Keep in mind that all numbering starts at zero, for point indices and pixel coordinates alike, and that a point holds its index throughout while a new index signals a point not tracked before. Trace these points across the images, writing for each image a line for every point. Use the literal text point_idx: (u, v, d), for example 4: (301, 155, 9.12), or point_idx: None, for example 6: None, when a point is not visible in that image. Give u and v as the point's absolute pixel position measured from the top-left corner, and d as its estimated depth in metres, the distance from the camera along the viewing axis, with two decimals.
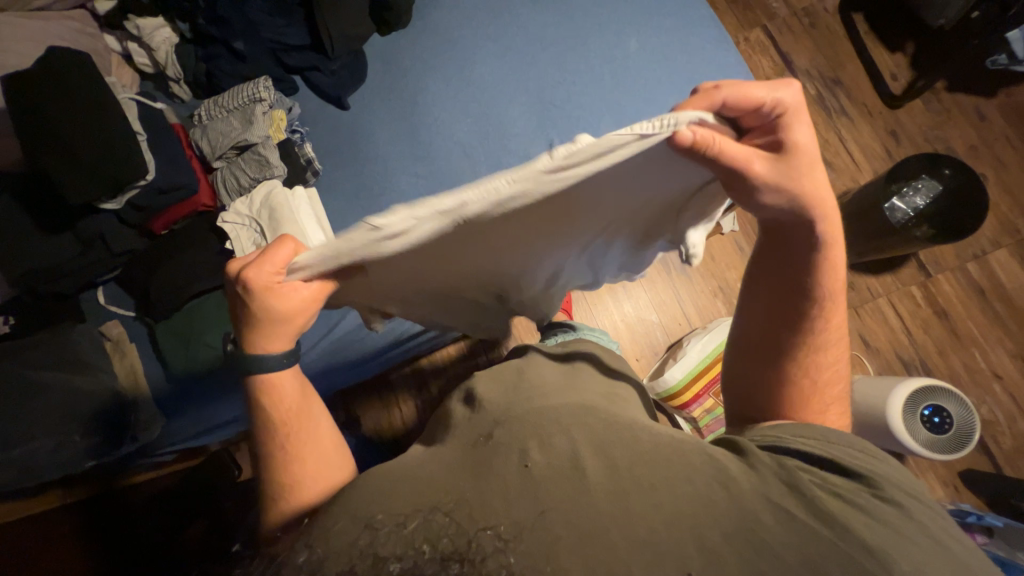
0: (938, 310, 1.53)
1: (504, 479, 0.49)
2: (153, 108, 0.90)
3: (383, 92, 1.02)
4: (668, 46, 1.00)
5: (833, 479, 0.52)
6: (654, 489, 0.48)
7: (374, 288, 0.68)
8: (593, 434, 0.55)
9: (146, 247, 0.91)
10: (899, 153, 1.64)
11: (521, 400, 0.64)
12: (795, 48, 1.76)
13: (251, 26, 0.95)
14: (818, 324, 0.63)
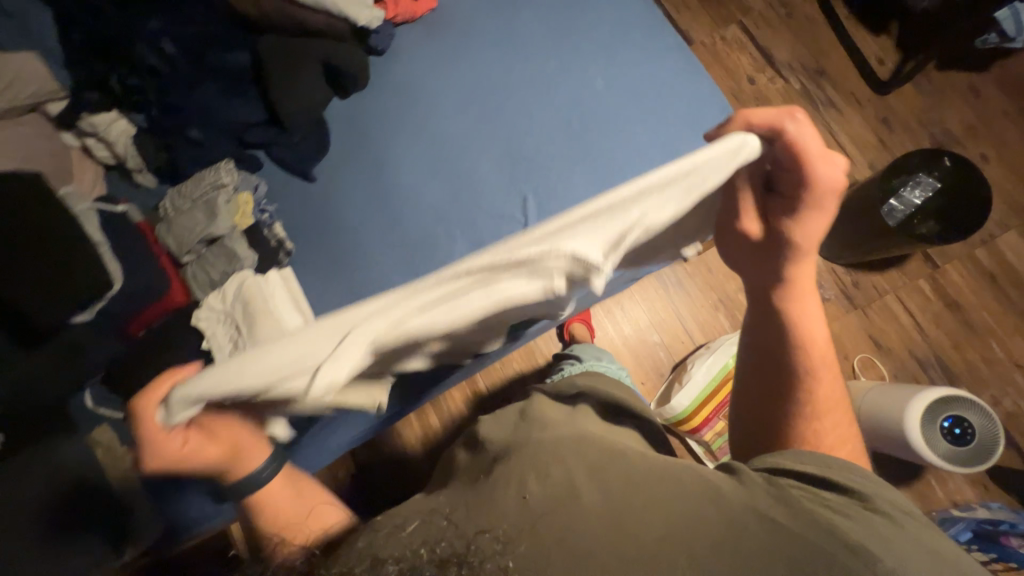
0: (949, 301, 1.47)
1: (504, 512, 0.48)
2: (115, 211, 0.88)
3: (350, 158, 0.99)
4: (638, 83, 0.96)
5: (825, 495, 0.53)
6: (646, 510, 0.48)
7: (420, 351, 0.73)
8: (585, 461, 0.55)
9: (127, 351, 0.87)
10: (894, 140, 1.58)
11: (521, 435, 0.65)
12: (774, 42, 1.70)
13: (203, 110, 0.91)
14: (810, 374, 0.67)
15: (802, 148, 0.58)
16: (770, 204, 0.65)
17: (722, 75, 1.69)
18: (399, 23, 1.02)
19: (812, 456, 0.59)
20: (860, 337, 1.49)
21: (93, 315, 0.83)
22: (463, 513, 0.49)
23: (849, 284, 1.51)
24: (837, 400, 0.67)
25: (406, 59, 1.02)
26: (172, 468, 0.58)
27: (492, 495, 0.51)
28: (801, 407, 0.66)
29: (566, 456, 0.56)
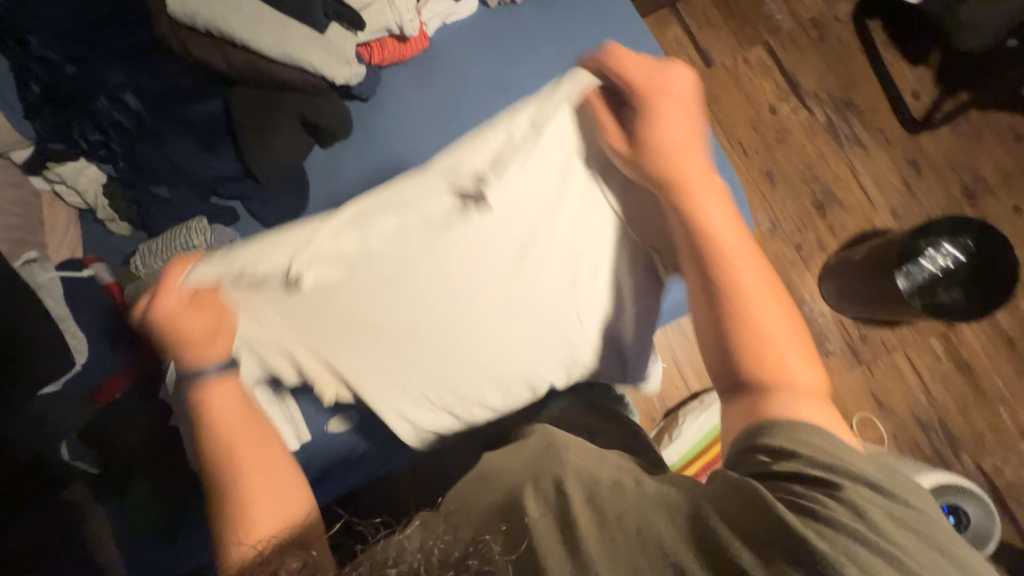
0: (960, 363, 1.40)
1: (496, 522, 0.48)
2: (79, 278, 0.85)
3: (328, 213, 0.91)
4: None
5: (803, 495, 0.45)
6: (634, 519, 0.46)
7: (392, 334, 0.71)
8: (580, 466, 0.53)
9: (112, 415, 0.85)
10: (921, 185, 1.47)
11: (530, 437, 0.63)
12: (802, 68, 1.57)
13: (174, 166, 0.87)
14: (731, 280, 0.64)
15: (625, 61, 0.66)
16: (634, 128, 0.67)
17: (741, 102, 1.57)
18: (386, 69, 0.95)
19: (826, 449, 0.49)
20: (862, 393, 1.43)
21: (60, 387, 0.79)
22: (462, 521, 0.49)
23: (856, 338, 1.45)
24: (778, 331, 0.63)
25: (396, 108, 0.94)
26: (164, 319, 0.63)
27: (492, 503, 0.52)
28: (727, 334, 0.64)
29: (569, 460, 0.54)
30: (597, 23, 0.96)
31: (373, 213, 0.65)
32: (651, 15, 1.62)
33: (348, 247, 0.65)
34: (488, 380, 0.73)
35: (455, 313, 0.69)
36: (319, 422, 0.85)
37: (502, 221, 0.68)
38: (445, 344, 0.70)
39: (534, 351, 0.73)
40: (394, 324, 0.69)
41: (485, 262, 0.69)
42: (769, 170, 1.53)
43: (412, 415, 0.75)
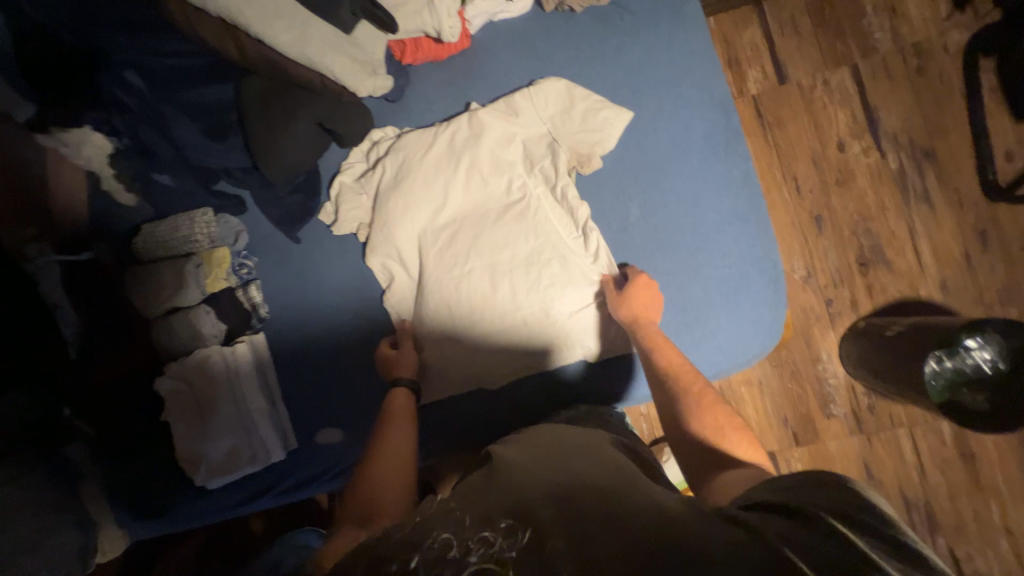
0: (964, 451, 1.37)
1: (499, 497, 0.52)
2: (79, 260, 0.87)
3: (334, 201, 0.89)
4: (647, 158, 0.83)
5: (782, 524, 0.45)
6: (628, 513, 0.47)
7: (403, 241, 0.86)
8: (594, 471, 0.55)
9: (121, 384, 0.90)
10: (982, 260, 1.35)
11: (564, 439, 0.64)
12: (887, 102, 1.38)
13: (178, 151, 0.84)
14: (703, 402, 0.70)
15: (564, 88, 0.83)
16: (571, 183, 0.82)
17: (808, 130, 1.40)
18: (417, 68, 0.89)
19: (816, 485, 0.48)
20: (853, 461, 1.40)
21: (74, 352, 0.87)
22: (457, 503, 0.53)
23: (863, 407, 1.40)
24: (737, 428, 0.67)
25: (423, 122, 0.89)
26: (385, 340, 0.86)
27: (504, 496, 0.52)
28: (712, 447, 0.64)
29: (577, 466, 0.56)
30: (666, 65, 0.84)
31: (406, 140, 0.86)
32: (730, 11, 1.42)
33: (395, 160, 0.86)
34: (474, 306, 0.82)
35: (481, 225, 0.83)
36: (311, 430, 0.90)
37: (536, 163, 0.84)
38: (464, 253, 0.83)
39: (518, 294, 0.81)
40: (407, 226, 0.85)
41: (515, 191, 0.83)
42: (819, 215, 1.40)
43: (416, 332, 0.86)
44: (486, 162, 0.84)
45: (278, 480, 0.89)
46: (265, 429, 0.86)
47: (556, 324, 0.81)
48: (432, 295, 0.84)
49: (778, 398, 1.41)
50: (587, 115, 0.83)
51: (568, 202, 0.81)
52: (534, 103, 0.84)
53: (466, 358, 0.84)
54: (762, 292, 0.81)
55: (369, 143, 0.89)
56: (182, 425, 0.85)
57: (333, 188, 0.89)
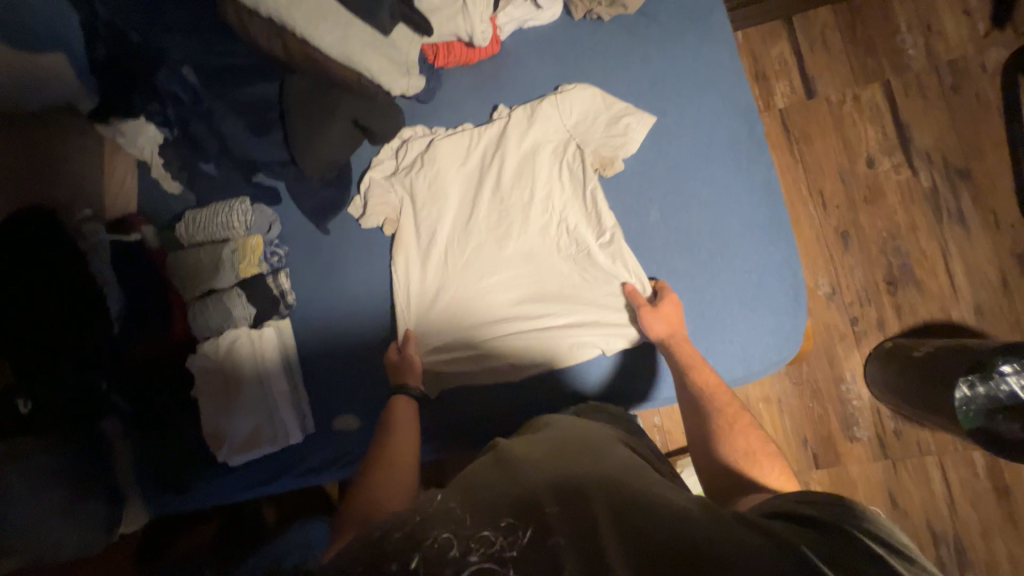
0: (998, 485, 1.30)
1: (507, 496, 0.51)
2: (127, 242, 0.92)
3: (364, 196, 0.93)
4: (669, 164, 0.84)
5: (806, 532, 0.47)
6: (642, 518, 0.47)
7: (428, 238, 0.90)
8: (605, 472, 0.54)
9: (152, 362, 0.94)
10: (1020, 285, 1.30)
11: (574, 438, 0.63)
12: (921, 119, 1.36)
13: (223, 144, 0.90)
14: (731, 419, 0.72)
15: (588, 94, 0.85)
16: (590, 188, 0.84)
17: (836, 146, 1.39)
18: (449, 72, 0.93)
19: (834, 497, 0.51)
20: (877, 488, 1.35)
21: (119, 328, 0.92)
22: (457, 500, 0.52)
23: (888, 431, 1.35)
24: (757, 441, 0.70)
25: (453, 122, 0.92)
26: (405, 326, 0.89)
27: (506, 495, 0.51)
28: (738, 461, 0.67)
29: (582, 466, 0.55)
30: (691, 74, 0.86)
31: (434, 141, 0.90)
32: (758, 27, 1.43)
33: (423, 160, 0.90)
34: (494, 305, 0.87)
35: (504, 228, 0.88)
36: (329, 416, 0.92)
37: (557, 168, 0.86)
38: (489, 254, 0.88)
39: (536, 296, 0.86)
40: (433, 224, 0.90)
41: (538, 196, 0.86)
42: (845, 232, 1.37)
43: (434, 328, 0.88)
44: (512, 167, 0.88)
45: (295, 463, 0.92)
46: (286, 413, 0.89)
47: (571, 324, 0.85)
48: (454, 292, 0.88)
49: (798, 417, 1.38)
50: (612, 123, 0.84)
51: (588, 206, 0.84)
52: (558, 109, 0.86)
53: (483, 354, 0.87)
54: (781, 301, 0.80)
55: (400, 141, 0.92)
56: (207, 405, 0.89)
57: (363, 182, 0.92)
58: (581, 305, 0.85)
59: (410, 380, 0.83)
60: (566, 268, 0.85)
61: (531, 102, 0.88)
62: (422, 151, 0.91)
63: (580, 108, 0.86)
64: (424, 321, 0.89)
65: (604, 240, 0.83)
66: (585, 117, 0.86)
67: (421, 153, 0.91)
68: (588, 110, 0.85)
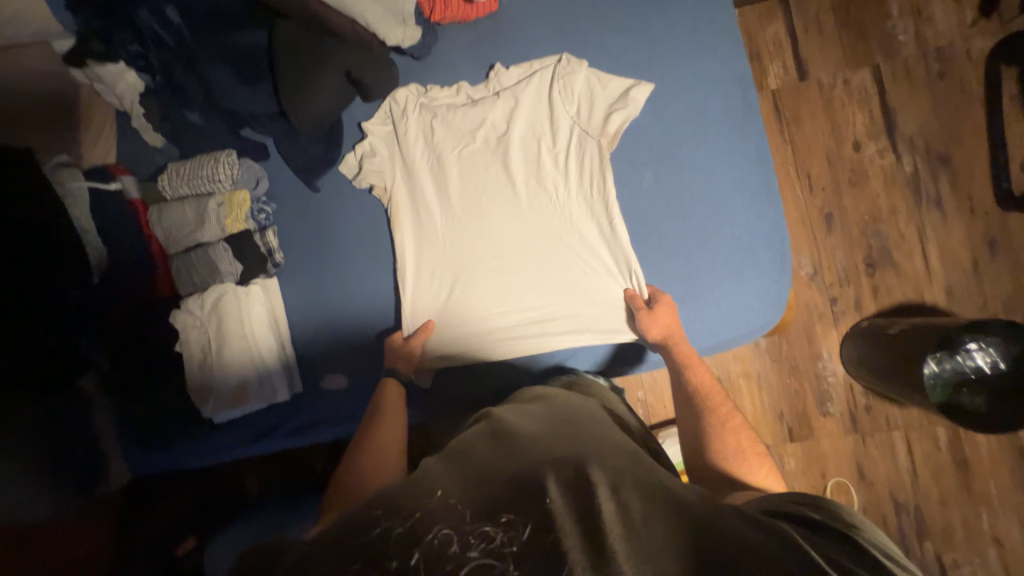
0: (958, 457, 1.37)
1: (510, 486, 0.50)
2: (107, 191, 0.90)
3: (357, 157, 0.91)
4: (664, 130, 0.85)
5: (804, 532, 0.53)
6: (647, 518, 0.48)
7: (424, 208, 0.90)
8: (606, 458, 0.55)
9: (131, 319, 0.92)
10: (990, 269, 1.35)
11: (572, 424, 0.64)
12: (907, 105, 1.39)
13: (208, 93, 0.87)
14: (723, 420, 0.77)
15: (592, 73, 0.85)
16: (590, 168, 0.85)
17: (825, 129, 1.41)
18: (445, 30, 0.91)
19: (820, 501, 0.58)
20: (846, 461, 1.41)
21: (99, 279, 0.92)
22: (454, 492, 0.51)
23: (860, 406, 1.41)
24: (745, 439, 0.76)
25: (450, 83, 0.91)
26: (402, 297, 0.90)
27: (506, 483, 0.51)
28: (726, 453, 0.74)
29: (579, 451, 0.55)
30: (689, 40, 0.86)
31: (433, 109, 0.90)
32: (755, 5, 1.43)
33: (420, 129, 0.90)
34: (490, 279, 0.88)
35: (507, 209, 0.88)
36: (317, 375, 0.92)
37: (562, 152, 0.87)
38: (492, 236, 0.88)
39: (532, 272, 0.87)
40: (430, 194, 0.90)
41: (543, 179, 0.87)
42: (829, 214, 1.41)
43: (435, 308, 0.89)
44: (516, 148, 0.88)
45: (283, 422, 0.92)
46: (274, 367, 0.89)
47: (566, 301, 0.87)
48: (450, 264, 0.89)
49: (776, 393, 1.42)
50: (616, 102, 0.84)
51: (592, 192, 0.85)
52: (562, 86, 0.86)
53: (484, 335, 0.89)
54: (768, 265, 0.82)
55: (392, 102, 0.91)
56: (192, 378, 0.87)
57: (361, 143, 0.90)
58: (577, 282, 0.87)
59: (401, 366, 0.85)
60: (564, 245, 0.87)
61: (535, 78, 0.87)
62: (421, 119, 0.90)
63: (584, 87, 0.86)
64: (423, 300, 0.90)
65: (602, 219, 0.85)
66: (587, 94, 0.85)
67: (420, 126, 0.90)
68: (591, 89, 0.85)
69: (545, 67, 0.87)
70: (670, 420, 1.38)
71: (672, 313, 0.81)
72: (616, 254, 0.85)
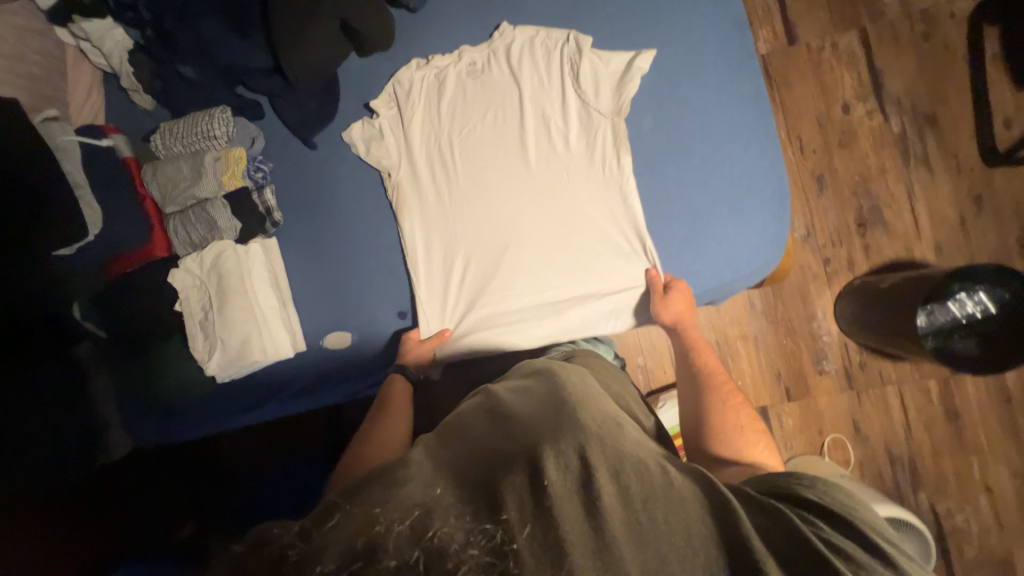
0: (949, 409, 1.41)
1: (510, 479, 0.49)
2: (97, 147, 0.87)
3: (361, 130, 0.91)
4: (662, 76, 0.86)
5: (808, 518, 0.52)
6: (648, 504, 0.48)
7: (431, 187, 0.91)
8: (607, 435, 0.54)
9: (120, 288, 0.91)
10: (977, 223, 1.39)
11: (568, 393, 0.61)
12: (894, 66, 1.41)
13: (201, 48, 0.86)
14: (724, 402, 0.86)
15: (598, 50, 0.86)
16: (600, 147, 0.87)
17: (815, 92, 1.43)
18: None
19: (831, 484, 0.56)
20: (842, 417, 1.43)
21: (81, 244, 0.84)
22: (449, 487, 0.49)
23: (854, 363, 1.43)
24: (745, 419, 0.83)
25: (449, 46, 0.92)
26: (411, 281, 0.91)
27: (506, 474, 0.50)
28: (729, 429, 0.81)
29: (579, 428, 0.54)
30: None
31: (438, 88, 0.91)
32: None
33: (427, 109, 0.92)
34: (498, 256, 0.89)
35: (516, 189, 0.89)
36: (319, 335, 0.91)
37: (572, 132, 0.88)
38: (501, 219, 0.88)
39: (541, 250, 0.88)
40: (437, 173, 0.91)
41: (551, 158, 0.88)
42: (821, 175, 1.43)
43: (445, 287, 0.90)
44: (523, 127, 0.89)
45: (288, 382, 0.91)
46: (275, 325, 0.87)
47: (577, 280, 0.87)
48: (457, 243, 0.90)
49: (772, 354, 1.44)
50: (622, 75, 0.85)
51: (605, 171, 0.86)
52: (567, 67, 0.88)
53: (498, 322, 0.89)
54: (768, 204, 0.83)
55: (394, 85, 0.91)
56: (196, 342, 0.86)
57: (371, 120, 0.91)
58: (588, 261, 0.87)
59: (409, 361, 0.85)
60: (572, 224, 0.87)
61: (541, 61, 0.89)
62: (427, 100, 0.92)
63: (590, 66, 0.86)
64: (435, 289, 0.90)
65: (610, 197, 0.86)
66: (592, 70, 0.86)
67: (425, 105, 0.92)
68: (596, 68, 0.86)
69: (552, 47, 0.89)
70: (670, 384, 1.39)
71: (685, 295, 0.82)
72: (626, 235, 0.86)
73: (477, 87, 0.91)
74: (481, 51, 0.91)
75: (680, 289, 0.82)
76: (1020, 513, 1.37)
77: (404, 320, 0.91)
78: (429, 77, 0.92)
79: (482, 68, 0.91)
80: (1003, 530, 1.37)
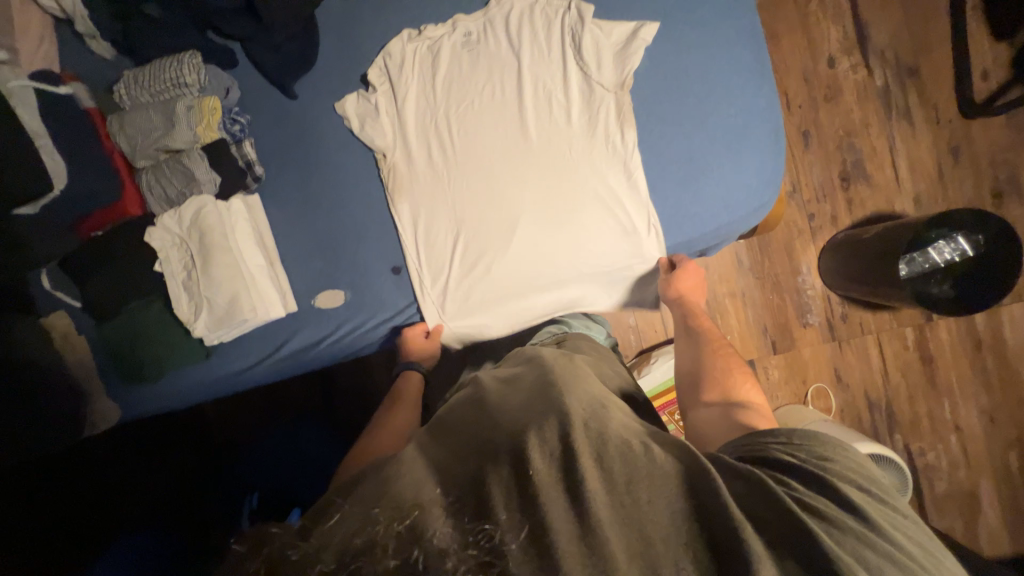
0: (925, 355, 1.47)
1: (495, 473, 0.46)
2: (56, 93, 0.81)
3: (355, 103, 0.87)
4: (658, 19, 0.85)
5: (781, 476, 0.52)
6: (630, 484, 0.46)
7: (428, 170, 0.88)
8: (588, 415, 0.52)
9: (83, 251, 0.84)
10: (954, 174, 1.43)
11: (553, 378, 0.59)
12: (879, 18, 1.41)
13: None
14: (712, 350, 0.89)
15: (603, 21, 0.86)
16: (604, 123, 0.85)
17: (802, 45, 1.42)
18: None
19: (807, 438, 0.55)
20: (825, 367, 1.49)
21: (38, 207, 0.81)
22: (441, 483, 0.47)
23: (837, 315, 1.48)
24: (732, 363, 0.85)
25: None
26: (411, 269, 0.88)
27: (491, 468, 0.47)
28: (718, 371, 0.83)
29: (562, 410, 0.51)
30: None
31: (432, 62, 0.88)
32: None
33: (420, 86, 0.89)
34: (499, 240, 0.86)
35: (516, 171, 0.86)
36: (309, 293, 0.88)
37: (574, 107, 0.86)
38: (503, 201, 0.86)
39: (543, 232, 0.86)
40: (434, 155, 0.88)
41: (551, 136, 0.86)
42: (806, 130, 1.44)
43: (447, 274, 0.88)
44: (523, 103, 0.86)
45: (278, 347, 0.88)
46: (265, 284, 0.84)
47: (579, 262, 0.87)
48: (457, 228, 0.87)
49: (759, 309, 1.47)
50: (624, 44, 0.84)
51: (607, 150, 0.85)
52: (569, 38, 0.86)
53: (499, 306, 0.89)
54: (764, 142, 0.85)
55: (384, 57, 0.88)
56: (183, 307, 0.84)
57: (366, 91, 0.87)
58: (590, 242, 0.86)
59: (419, 358, 0.90)
60: (574, 205, 0.85)
61: (541, 31, 0.87)
62: (420, 76, 0.89)
63: (594, 36, 0.85)
64: (436, 276, 0.88)
65: (614, 176, 0.85)
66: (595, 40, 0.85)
67: (419, 79, 0.89)
68: (597, 36, 0.85)
69: (553, 16, 0.87)
70: (661, 341, 1.41)
71: (690, 277, 0.91)
72: (631, 215, 0.86)
73: (473, 60, 0.88)
74: (476, 20, 0.88)
75: (687, 271, 0.91)
76: (985, 447, 1.46)
77: (399, 274, 0.89)
78: (421, 51, 0.88)
79: (477, 39, 0.88)
80: (970, 465, 1.46)
